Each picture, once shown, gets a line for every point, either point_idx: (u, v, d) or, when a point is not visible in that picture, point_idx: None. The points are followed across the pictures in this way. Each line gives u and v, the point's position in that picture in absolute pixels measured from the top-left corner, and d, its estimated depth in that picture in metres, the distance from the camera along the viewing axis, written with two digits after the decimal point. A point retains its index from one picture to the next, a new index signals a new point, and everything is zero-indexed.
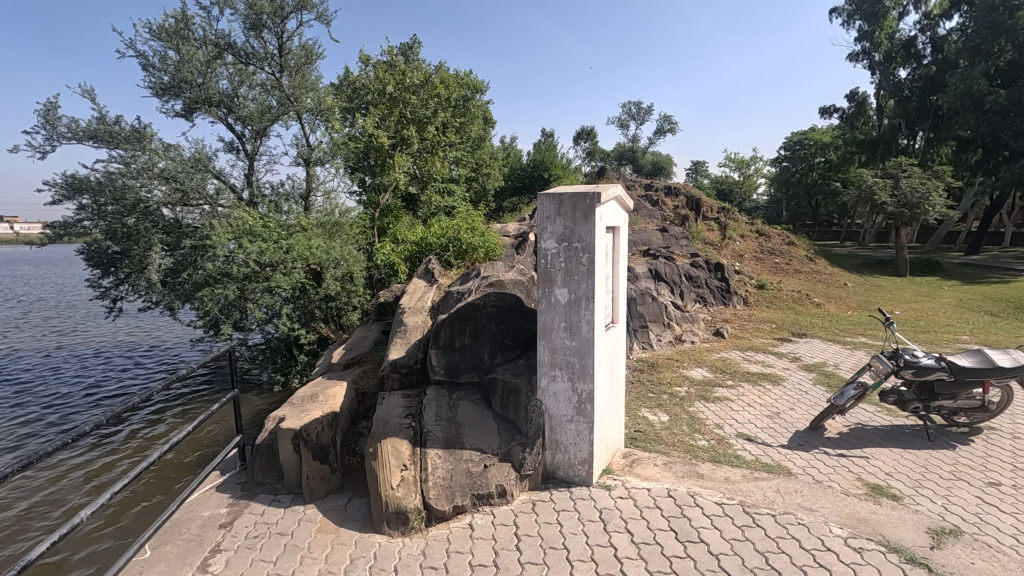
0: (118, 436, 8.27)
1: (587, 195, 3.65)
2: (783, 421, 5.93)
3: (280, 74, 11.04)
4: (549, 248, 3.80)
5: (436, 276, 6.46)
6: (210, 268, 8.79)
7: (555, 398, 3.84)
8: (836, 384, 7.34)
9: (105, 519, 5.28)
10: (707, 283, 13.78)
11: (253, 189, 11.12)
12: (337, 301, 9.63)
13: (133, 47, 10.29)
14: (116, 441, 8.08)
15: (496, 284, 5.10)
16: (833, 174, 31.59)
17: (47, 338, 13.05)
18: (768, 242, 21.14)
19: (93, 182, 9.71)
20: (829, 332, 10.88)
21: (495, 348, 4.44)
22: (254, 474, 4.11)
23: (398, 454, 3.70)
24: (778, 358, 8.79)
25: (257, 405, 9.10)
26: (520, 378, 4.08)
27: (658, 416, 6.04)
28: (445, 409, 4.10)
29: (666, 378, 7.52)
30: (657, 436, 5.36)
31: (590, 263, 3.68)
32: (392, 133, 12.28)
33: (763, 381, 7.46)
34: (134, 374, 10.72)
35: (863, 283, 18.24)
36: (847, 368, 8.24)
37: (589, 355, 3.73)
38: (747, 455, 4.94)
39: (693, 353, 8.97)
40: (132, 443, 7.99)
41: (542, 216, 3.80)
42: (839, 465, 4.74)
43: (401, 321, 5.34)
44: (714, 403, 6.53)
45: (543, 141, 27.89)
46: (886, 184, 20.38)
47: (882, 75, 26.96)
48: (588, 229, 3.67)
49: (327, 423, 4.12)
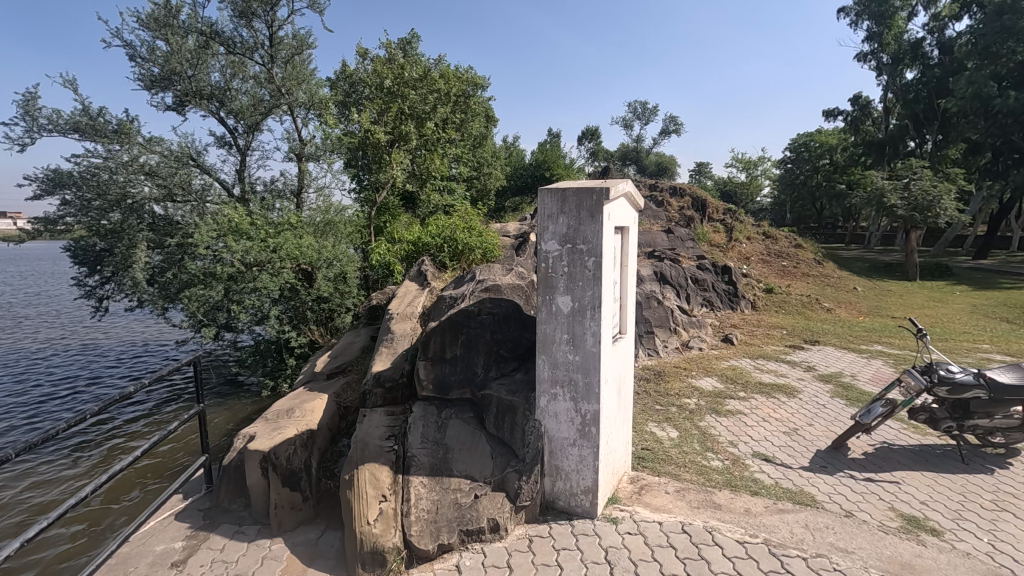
0: (89, 444, 7.87)
1: (593, 190, 3.22)
2: (803, 439, 5.49)
3: (271, 65, 10.56)
4: (550, 251, 3.38)
5: (428, 278, 6.04)
6: (195, 268, 8.37)
7: (555, 419, 3.43)
8: (855, 397, 6.88)
9: (60, 540, 4.95)
10: (714, 286, 13.32)
11: (244, 184, 10.71)
12: (329, 303, 9.25)
13: (120, 37, 9.89)
14: (85, 450, 7.64)
15: (491, 288, 4.65)
16: (838, 176, 31.13)
17: (34, 336, 12.66)
18: (775, 245, 20.69)
19: (75, 176, 9.30)
20: (842, 339, 10.42)
21: (490, 360, 4.00)
22: (219, 499, 3.69)
23: (377, 483, 3.30)
24: (791, 367, 8.33)
25: (242, 414, 8.71)
26: (516, 395, 3.64)
27: (666, 432, 5.59)
28: (432, 429, 3.68)
29: (675, 388, 7.07)
30: (667, 456, 4.92)
31: (597, 268, 3.25)
32: (390, 129, 11.52)
33: (778, 393, 7.00)
34: (119, 375, 10.34)
35: (872, 287, 17.78)
36: (866, 378, 7.77)
37: (595, 372, 3.30)
38: (766, 479, 4.51)
39: (701, 361, 8.53)
40: (99, 452, 7.56)
41: (542, 214, 3.38)
42: (868, 492, 4.32)
43: (388, 328, 4.91)
44: (726, 417, 6.08)
45: (547, 141, 27.42)
46: (895, 187, 19.89)
47: (890, 76, 26.49)
48: (594, 229, 3.24)
49: (300, 445, 3.70)
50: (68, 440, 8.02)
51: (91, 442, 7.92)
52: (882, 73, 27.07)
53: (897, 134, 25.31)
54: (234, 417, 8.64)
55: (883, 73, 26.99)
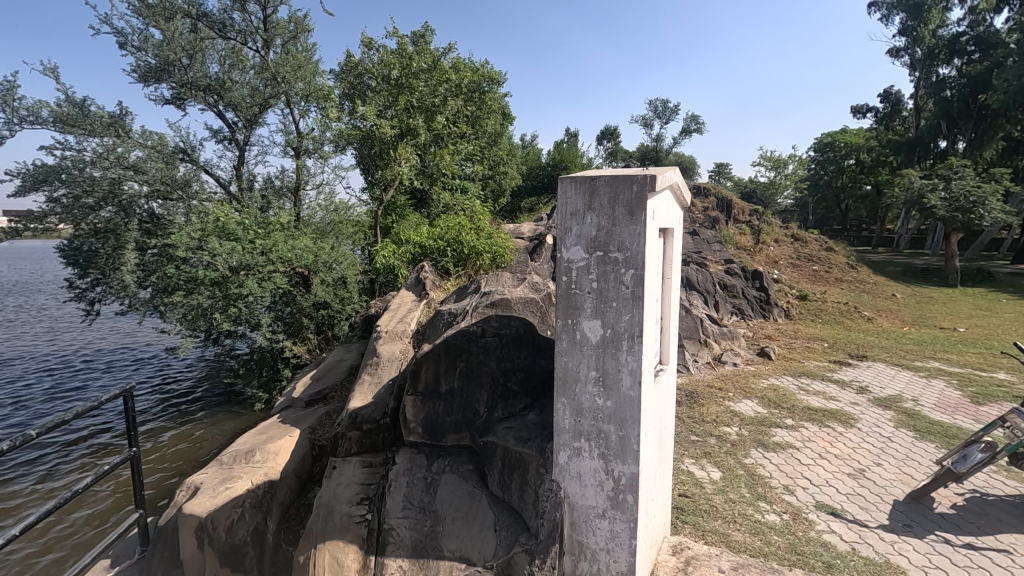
0: (38, 474, 7.04)
1: (632, 179, 2.38)
2: (872, 484, 4.59)
3: (267, 51, 9.82)
4: (574, 260, 2.55)
5: (427, 287, 5.26)
6: (179, 273, 7.65)
7: (579, 481, 2.61)
8: (923, 426, 5.93)
9: None
10: (744, 292, 12.38)
11: (241, 181, 10.03)
12: (330, 309, 8.56)
13: (109, 23, 9.26)
14: (25, 483, 6.82)
15: (498, 303, 3.78)
16: (868, 176, 29.73)
17: (29, 341, 12.12)
18: (805, 249, 19.56)
19: (58, 172, 8.65)
20: (891, 353, 9.43)
21: (495, 397, 3.23)
22: (151, 567, 3.31)
23: (338, 567, 2.90)
24: (840, 388, 7.32)
25: (225, 435, 7.91)
26: (527, 446, 2.85)
27: (706, 472, 4.72)
28: (419, 490, 3.10)
29: (710, 413, 6.17)
30: (712, 510, 4.02)
31: (636, 284, 2.41)
32: (397, 123, 10.79)
33: (831, 421, 6.03)
34: (105, 384, 9.72)
35: (912, 294, 16.63)
36: (931, 404, 6.75)
37: (631, 422, 2.49)
38: (838, 544, 3.64)
39: (737, 379, 7.61)
40: (38, 487, 6.72)
41: (564, 211, 2.55)
42: (974, 568, 3.43)
43: (374, 351, 4.17)
44: (775, 453, 5.15)
45: (564, 141, 26.56)
46: (935, 187, 18.57)
47: (922, 73, 25.24)
48: (633, 233, 2.41)
49: (252, 507, 3.24)
50: (24, 467, 7.25)
51: (43, 471, 7.10)
52: (915, 69, 25.63)
53: (928, 132, 23.79)
54: (207, 444, 7.69)
55: (917, 69, 25.54)
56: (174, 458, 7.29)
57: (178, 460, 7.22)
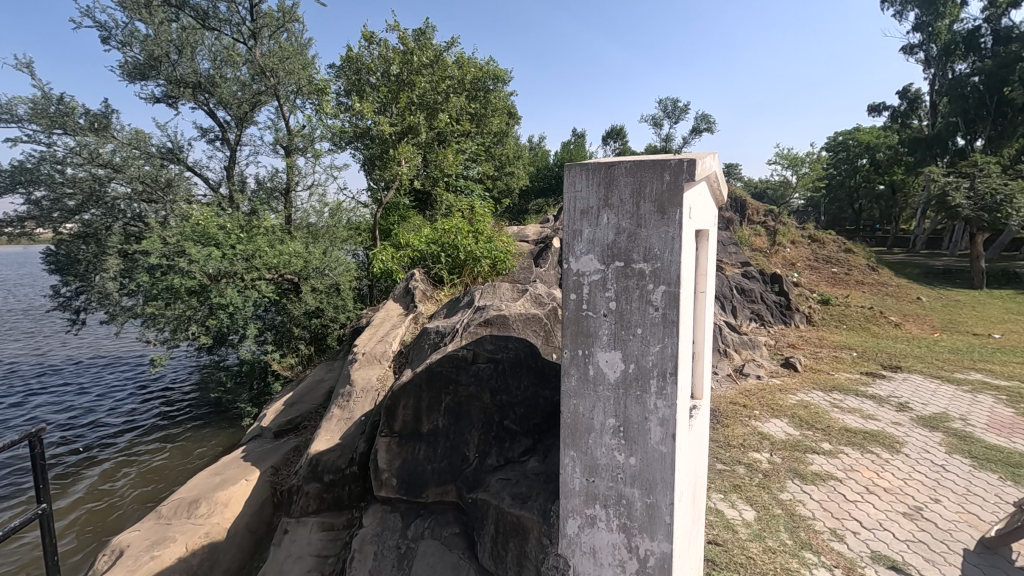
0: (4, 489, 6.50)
1: (664, 163, 1.77)
2: (932, 525, 3.95)
3: (252, 44, 9.27)
4: (586, 272, 1.95)
5: (417, 298, 4.71)
6: (151, 283, 7.01)
7: (591, 560, 2.01)
8: (980, 451, 5.25)
9: None
10: (763, 297, 11.73)
11: (231, 183, 9.55)
12: (322, 317, 8.05)
13: (90, 17, 8.77)
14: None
15: (492, 322, 3.16)
16: (884, 175, 28.79)
17: (20, 350, 11.72)
18: (823, 250, 18.81)
19: (38, 172, 8.22)
20: (927, 363, 8.70)
21: (487, 440, 2.68)
22: None
23: None
24: (878, 405, 6.64)
25: (209, 453, 7.26)
26: (526, 508, 2.25)
27: (737, 511, 4.07)
28: (391, 563, 2.59)
29: (735, 435, 5.56)
30: (750, 564, 3.37)
31: (670, 304, 1.80)
32: (397, 121, 10.21)
33: (873, 445, 5.36)
34: (88, 397, 9.21)
35: (939, 297, 15.81)
36: (983, 424, 6.03)
37: (661, 487, 1.87)
38: None
39: (762, 393, 6.98)
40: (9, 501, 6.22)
41: (572, 209, 1.95)
42: None
43: (348, 378, 3.65)
44: (815, 485, 4.49)
45: (573, 141, 25.94)
46: (960, 185, 17.71)
47: (940, 69, 24.39)
48: (664, 237, 1.80)
49: None
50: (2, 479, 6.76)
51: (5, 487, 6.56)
52: (931, 65, 24.84)
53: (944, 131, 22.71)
54: (190, 463, 7.05)
55: (932, 66, 24.68)
56: (151, 480, 6.67)
57: (155, 481, 6.63)
